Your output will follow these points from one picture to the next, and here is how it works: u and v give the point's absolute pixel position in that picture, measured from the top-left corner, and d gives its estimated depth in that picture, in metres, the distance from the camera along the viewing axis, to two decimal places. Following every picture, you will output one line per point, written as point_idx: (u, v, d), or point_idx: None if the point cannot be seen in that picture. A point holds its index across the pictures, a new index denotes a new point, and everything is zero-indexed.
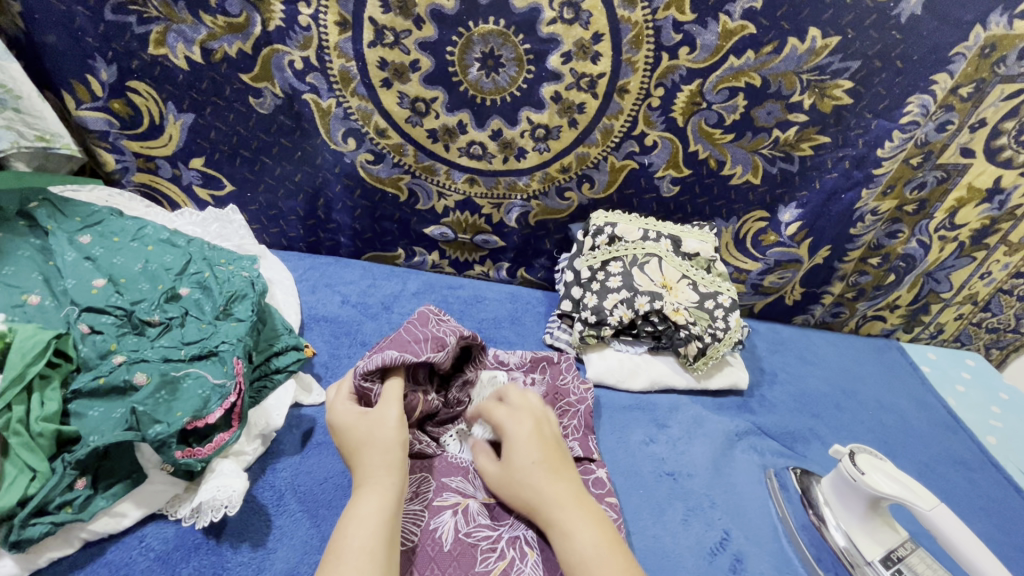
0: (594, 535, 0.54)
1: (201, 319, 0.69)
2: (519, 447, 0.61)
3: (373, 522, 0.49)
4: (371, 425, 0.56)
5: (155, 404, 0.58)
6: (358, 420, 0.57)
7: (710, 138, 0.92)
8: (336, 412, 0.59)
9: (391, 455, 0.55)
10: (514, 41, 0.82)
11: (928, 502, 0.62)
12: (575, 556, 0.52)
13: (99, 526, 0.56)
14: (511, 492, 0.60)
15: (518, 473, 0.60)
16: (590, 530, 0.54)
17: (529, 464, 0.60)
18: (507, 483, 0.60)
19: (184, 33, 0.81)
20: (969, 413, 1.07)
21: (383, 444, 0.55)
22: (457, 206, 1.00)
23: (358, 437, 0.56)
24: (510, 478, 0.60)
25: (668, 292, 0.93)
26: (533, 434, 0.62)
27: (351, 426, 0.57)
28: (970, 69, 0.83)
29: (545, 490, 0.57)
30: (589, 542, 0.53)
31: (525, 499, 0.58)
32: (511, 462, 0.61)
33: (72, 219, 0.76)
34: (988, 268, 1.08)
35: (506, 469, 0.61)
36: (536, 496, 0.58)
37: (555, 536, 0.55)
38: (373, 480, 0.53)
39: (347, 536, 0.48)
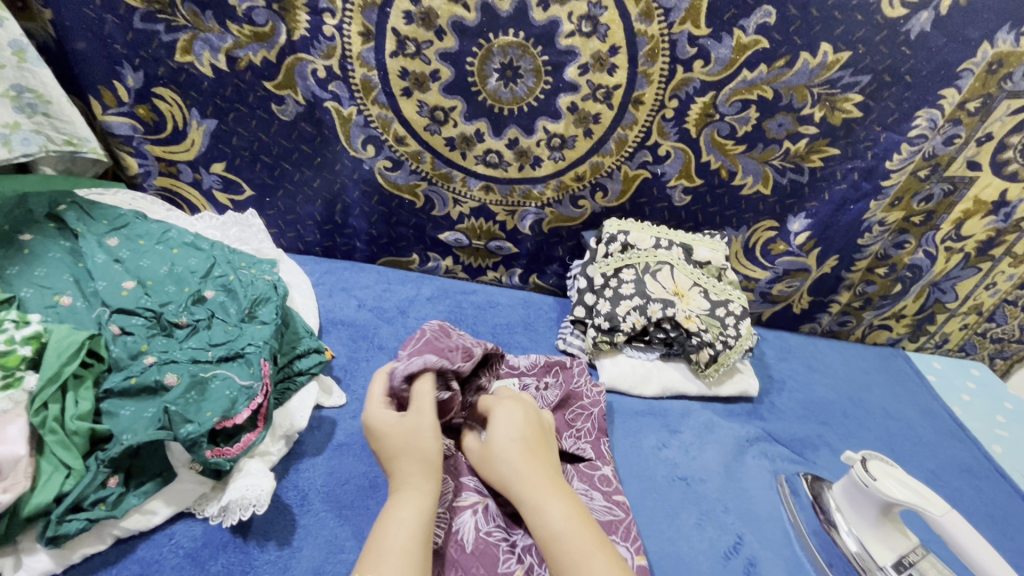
0: (564, 512, 0.55)
1: (227, 320, 0.71)
2: (503, 425, 0.63)
3: (413, 525, 0.51)
4: (406, 428, 0.58)
5: (186, 405, 0.59)
6: (395, 423, 0.58)
7: (722, 149, 0.93)
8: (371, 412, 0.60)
9: (424, 456, 0.56)
10: (533, 52, 0.84)
11: (939, 508, 0.64)
12: (545, 531, 0.54)
13: (131, 524, 0.57)
14: (490, 469, 0.62)
15: (497, 449, 0.61)
16: (563, 506, 0.55)
17: (510, 442, 0.62)
18: (486, 460, 0.62)
19: (210, 41, 0.83)
20: (975, 422, 1.08)
21: (419, 449, 0.57)
22: (472, 213, 1.02)
23: (397, 440, 0.57)
24: (489, 455, 0.62)
25: (680, 299, 0.95)
26: (518, 417, 0.65)
27: (390, 429, 0.58)
28: (978, 84, 0.85)
29: (524, 468, 0.59)
30: (560, 518, 0.54)
31: (501, 474, 0.60)
32: (492, 438, 0.63)
33: (100, 222, 0.77)
34: (993, 279, 1.10)
35: (487, 446, 0.63)
36: (512, 473, 0.59)
37: (527, 510, 0.56)
38: (411, 483, 0.55)
39: (387, 535, 0.50)
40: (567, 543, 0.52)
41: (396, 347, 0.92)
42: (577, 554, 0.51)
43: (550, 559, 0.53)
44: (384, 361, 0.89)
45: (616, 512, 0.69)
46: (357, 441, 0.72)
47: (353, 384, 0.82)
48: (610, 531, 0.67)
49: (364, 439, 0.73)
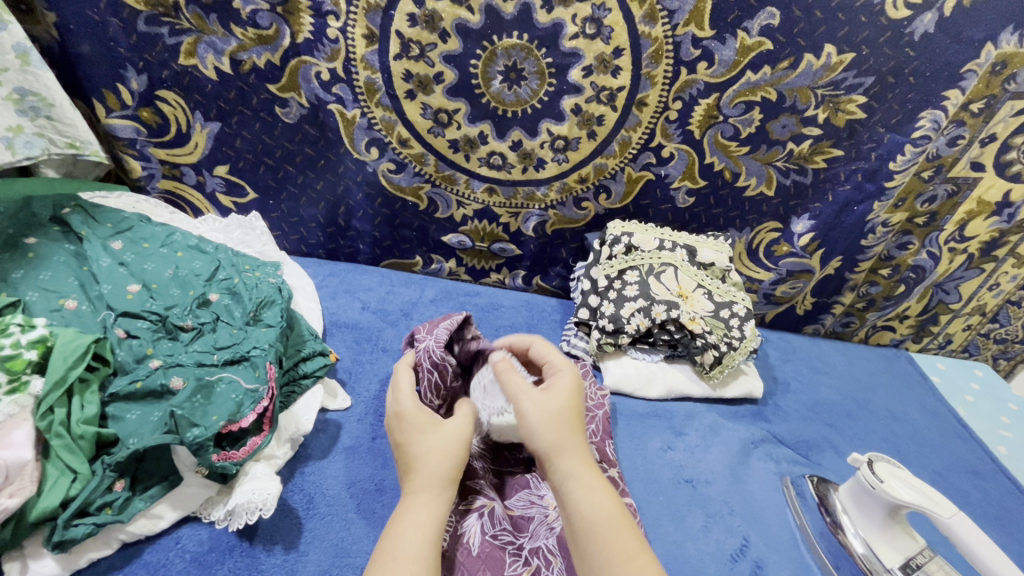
0: (611, 503, 0.51)
1: (232, 324, 0.70)
2: (558, 390, 0.58)
3: (427, 532, 0.50)
4: (431, 429, 0.57)
5: (192, 408, 0.59)
6: (426, 424, 0.58)
7: (726, 150, 0.93)
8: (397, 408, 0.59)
9: (443, 460, 0.55)
10: (537, 55, 0.84)
11: (947, 510, 0.63)
12: (593, 518, 0.50)
13: (137, 528, 0.57)
14: (533, 430, 0.55)
15: (551, 411, 0.56)
16: (610, 498, 0.52)
17: (564, 410, 0.56)
18: (531, 418, 0.55)
19: (214, 44, 0.83)
20: (980, 423, 1.08)
21: (442, 451, 0.56)
22: (475, 215, 1.02)
23: (420, 442, 0.56)
24: (538, 414, 0.55)
25: (684, 301, 0.95)
26: (575, 386, 0.59)
27: (417, 431, 0.57)
28: (981, 85, 0.85)
29: (573, 445, 0.54)
30: (609, 509, 0.50)
31: (547, 441, 0.54)
32: (547, 398, 0.57)
33: (104, 225, 0.77)
34: (997, 280, 1.10)
35: (538, 402, 0.56)
36: (561, 445, 0.54)
37: (572, 488, 0.52)
38: (426, 487, 0.53)
39: (401, 540, 0.49)
40: (614, 535, 0.49)
41: (401, 350, 0.92)
42: (627, 550, 0.48)
43: (591, 548, 0.48)
44: (388, 364, 0.89)
45: None
46: (362, 444, 0.72)
47: (357, 386, 0.82)
48: None
49: (369, 442, 0.72)
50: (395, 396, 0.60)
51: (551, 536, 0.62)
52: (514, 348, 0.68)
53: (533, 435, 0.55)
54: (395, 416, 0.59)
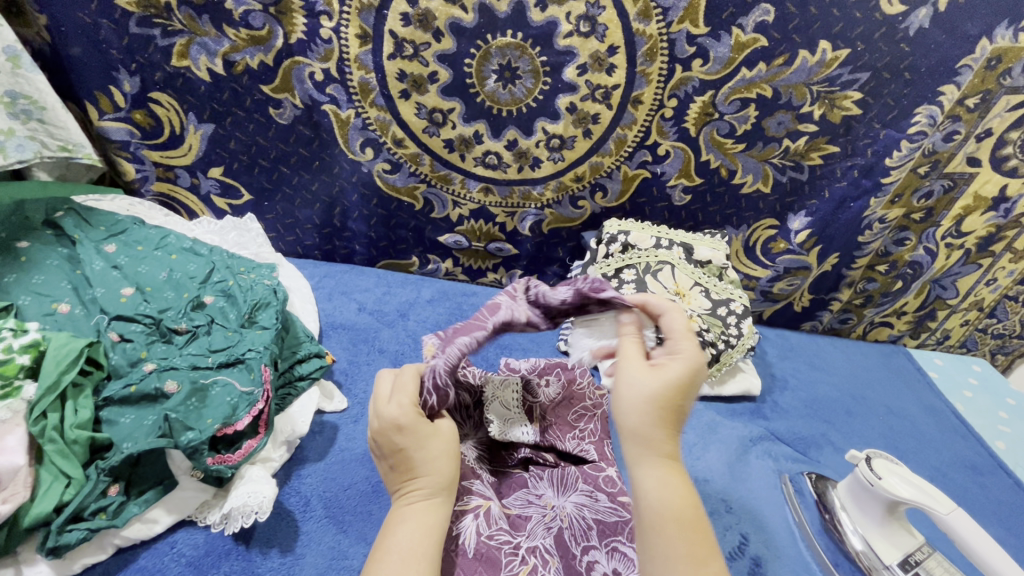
0: (683, 502, 0.48)
1: (227, 326, 0.70)
2: (662, 371, 0.52)
3: (426, 539, 0.50)
4: (435, 433, 0.56)
5: (186, 412, 0.59)
6: (431, 428, 0.56)
7: (722, 148, 0.93)
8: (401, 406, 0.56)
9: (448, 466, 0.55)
10: (531, 53, 0.84)
11: (946, 506, 0.63)
12: (655, 510, 0.48)
13: (132, 533, 0.57)
14: (621, 405, 0.52)
15: (645, 393, 0.51)
16: (683, 495, 0.49)
17: (658, 396, 0.51)
18: (620, 394, 0.53)
19: (207, 45, 0.83)
20: (978, 418, 1.08)
21: (450, 456, 0.55)
22: (471, 215, 1.02)
23: (425, 447, 0.55)
24: (629, 391, 0.52)
25: (682, 299, 0.94)
26: (688, 371, 0.52)
27: (424, 435, 0.55)
28: (977, 81, 0.85)
29: (658, 433, 0.51)
30: (677, 506, 0.48)
31: (631, 423, 0.51)
32: (644, 377, 0.52)
33: (97, 228, 0.77)
34: (994, 275, 1.10)
35: (632, 379, 0.53)
36: (646, 429, 0.51)
37: (644, 474, 0.50)
38: (434, 492, 0.53)
39: (413, 542, 0.49)
40: (681, 537, 0.46)
41: (397, 351, 0.92)
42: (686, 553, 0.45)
43: (653, 542, 0.47)
44: (385, 365, 0.89)
45: (622, 513, 0.66)
46: (359, 445, 0.72)
47: (354, 387, 0.82)
48: (616, 532, 0.64)
49: (366, 443, 0.72)
50: (397, 396, 0.56)
51: (548, 536, 0.63)
52: (646, 312, 0.59)
53: (619, 411, 0.53)
54: (388, 416, 0.55)
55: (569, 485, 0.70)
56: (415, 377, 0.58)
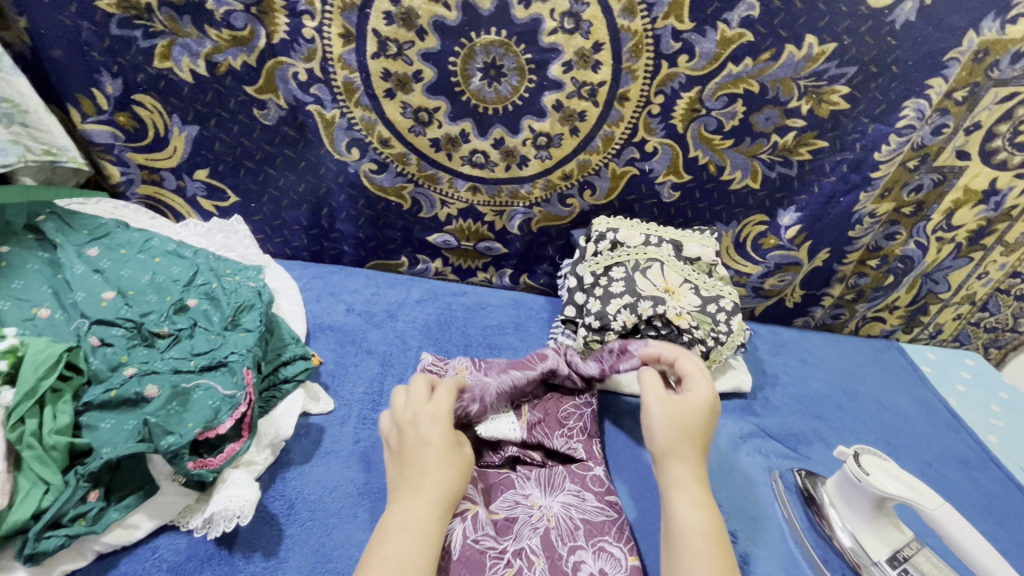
0: (707, 517, 0.60)
1: (210, 329, 0.69)
2: (688, 405, 0.68)
3: (416, 541, 0.52)
4: (454, 448, 0.60)
5: (167, 416, 0.58)
6: (452, 442, 0.60)
7: (710, 144, 0.93)
8: (429, 413, 0.62)
9: (455, 481, 0.58)
10: (515, 51, 0.83)
11: (933, 502, 0.63)
12: (686, 523, 0.59)
13: (112, 538, 0.56)
14: (654, 429, 0.67)
15: (673, 421, 0.67)
16: (708, 515, 0.60)
17: (687, 423, 0.67)
18: (653, 421, 0.67)
19: (189, 46, 0.82)
20: (971, 413, 1.07)
21: (459, 474, 0.59)
22: (460, 214, 1.01)
23: (440, 456, 0.58)
24: (662, 419, 0.67)
25: (671, 296, 0.94)
26: (707, 407, 0.69)
27: (444, 445, 0.59)
28: (964, 73, 0.85)
29: (685, 454, 0.65)
30: (705, 523, 0.59)
31: (665, 445, 0.66)
32: (675, 408, 0.68)
33: (80, 231, 0.76)
34: (986, 268, 1.10)
35: (664, 409, 0.68)
36: (676, 452, 0.65)
37: (675, 491, 0.62)
38: (438, 501, 0.56)
39: (404, 542, 0.52)
40: (703, 543, 0.57)
41: (385, 351, 0.91)
42: (713, 559, 0.56)
43: (680, 548, 0.58)
44: (373, 366, 0.88)
45: (609, 513, 0.67)
46: (344, 448, 0.72)
47: (341, 389, 0.82)
48: (603, 531, 0.65)
49: (351, 446, 0.72)
50: (432, 404, 0.63)
51: (535, 537, 0.63)
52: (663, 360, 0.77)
53: (652, 434, 0.67)
54: (415, 420, 0.61)
55: (556, 484, 0.70)
56: (451, 395, 0.65)
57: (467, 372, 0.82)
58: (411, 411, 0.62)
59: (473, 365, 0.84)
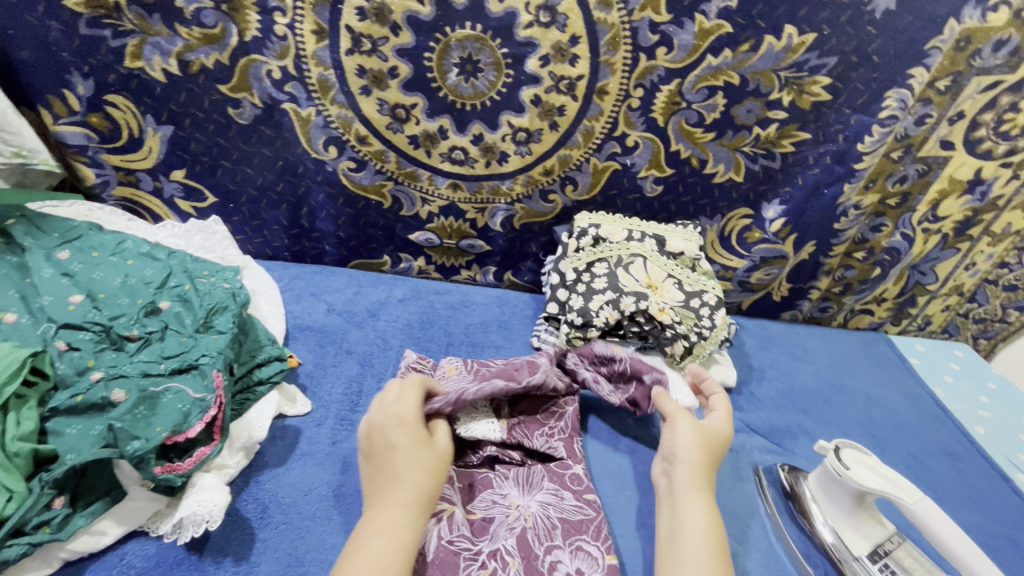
0: (716, 526, 0.63)
1: (181, 332, 0.69)
2: (712, 430, 0.74)
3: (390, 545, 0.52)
4: (424, 447, 0.60)
5: (133, 420, 0.58)
6: (422, 441, 0.60)
7: (691, 137, 0.92)
8: (395, 417, 0.61)
9: (430, 480, 0.58)
10: (491, 45, 0.82)
11: (912, 496, 0.63)
12: (700, 529, 0.62)
13: (78, 546, 0.56)
14: (684, 442, 0.70)
15: (702, 439, 0.71)
16: (715, 520, 0.64)
17: (711, 444, 0.72)
18: (684, 435, 0.71)
19: (160, 45, 0.81)
20: (960, 404, 1.06)
21: (433, 471, 0.59)
22: (441, 212, 1.00)
23: (412, 458, 0.58)
24: (694, 434, 0.71)
25: (653, 292, 0.93)
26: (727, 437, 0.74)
27: (414, 446, 0.59)
28: (946, 62, 0.84)
29: (705, 468, 0.69)
30: (712, 527, 0.62)
31: (689, 456, 0.69)
32: (706, 430, 0.73)
33: (51, 234, 0.76)
34: (973, 259, 1.09)
35: (696, 427, 0.72)
36: (698, 464, 0.68)
37: (693, 499, 0.65)
38: (411, 502, 0.55)
39: (378, 546, 0.52)
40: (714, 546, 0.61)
41: (365, 352, 0.90)
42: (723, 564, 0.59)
43: (688, 550, 0.60)
44: (352, 367, 0.87)
45: (587, 511, 0.67)
46: (321, 449, 0.71)
47: (319, 390, 0.81)
48: (580, 530, 0.64)
49: (328, 448, 0.72)
50: (398, 407, 0.62)
51: (511, 537, 0.62)
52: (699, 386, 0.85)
53: (685, 446, 0.70)
54: (382, 424, 0.60)
55: (535, 483, 0.69)
56: (417, 394, 0.65)
57: (455, 373, 0.81)
58: (378, 414, 0.62)
59: (463, 367, 0.82)
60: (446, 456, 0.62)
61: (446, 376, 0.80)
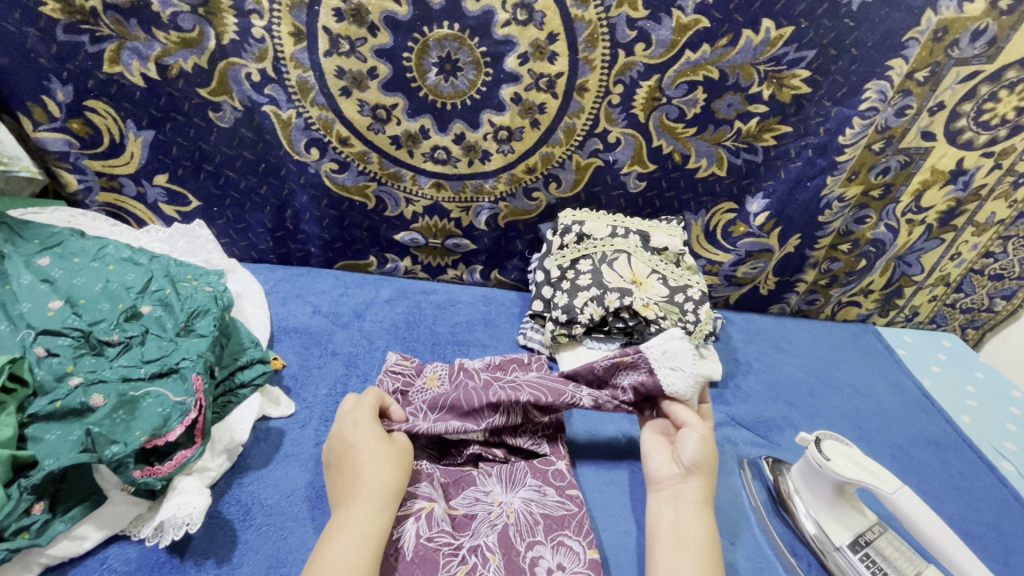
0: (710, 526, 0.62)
1: (162, 336, 0.70)
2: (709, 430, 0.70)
3: (357, 538, 0.53)
4: (383, 443, 0.63)
5: (112, 425, 0.59)
6: (380, 438, 0.64)
7: (673, 133, 0.92)
8: (352, 420, 0.66)
9: (392, 472, 0.60)
10: (470, 44, 0.82)
11: (890, 485, 0.63)
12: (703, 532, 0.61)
13: (59, 551, 0.57)
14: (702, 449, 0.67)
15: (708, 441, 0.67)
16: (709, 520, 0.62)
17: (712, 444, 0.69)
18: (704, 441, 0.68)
19: (138, 50, 0.81)
20: (946, 394, 1.06)
21: (394, 463, 0.61)
22: (425, 211, 1.00)
23: (372, 453, 0.62)
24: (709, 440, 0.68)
25: (638, 287, 0.93)
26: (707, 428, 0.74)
27: (372, 442, 0.63)
28: (924, 53, 0.84)
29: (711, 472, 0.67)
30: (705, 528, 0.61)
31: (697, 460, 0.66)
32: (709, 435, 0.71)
33: (31, 241, 0.77)
34: (958, 249, 1.09)
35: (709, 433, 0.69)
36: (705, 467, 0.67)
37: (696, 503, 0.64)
38: (375, 495, 0.57)
39: (347, 540, 0.53)
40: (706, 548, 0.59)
41: (350, 353, 0.90)
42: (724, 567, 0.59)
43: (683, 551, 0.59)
44: (337, 368, 0.88)
45: (569, 506, 0.67)
46: (305, 450, 0.74)
47: (304, 392, 0.82)
48: (562, 525, 0.65)
49: (312, 448, 0.74)
50: (355, 412, 0.66)
51: (492, 533, 0.62)
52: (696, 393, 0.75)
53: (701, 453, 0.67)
54: (341, 430, 0.65)
55: (518, 480, 0.70)
56: (375, 401, 0.69)
57: (437, 384, 0.82)
58: (340, 422, 0.66)
59: (446, 375, 0.83)
60: (407, 449, 0.65)
61: (427, 389, 0.81)
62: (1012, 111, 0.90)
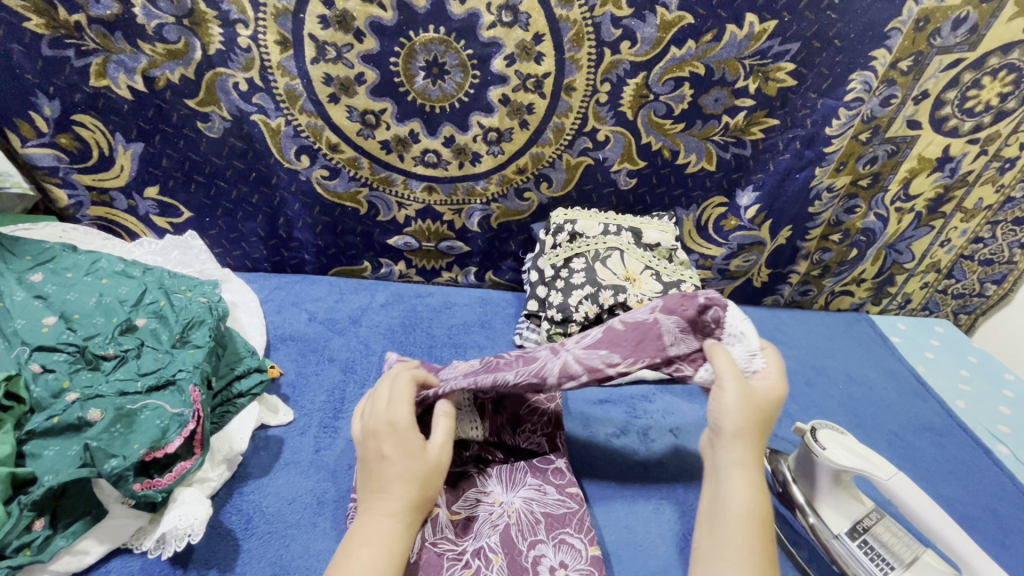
0: (761, 507, 0.56)
1: (158, 348, 0.71)
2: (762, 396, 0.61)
3: (379, 553, 0.53)
4: (417, 456, 0.58)
5: (110, 439, 0.59)
6: (414, 450, 0.58)
7: (661, 129, 0.92)
8: (388, 424, 0.59)
9: (418, 489, 0.57)
10: (456, 47, 0.82)
11: (886, 472, 0.64)
12: (748, 508, 0.55)
13: (61, 566, 0.58)
14: (726, 410, 0.59)
15: (750, 402, 0.59)
16: (761, 499, 0.56)
17: (750, 404, 0.59)
18: (729, 404, 0.59)
19: (124, 63, 0.81)
20: (939, 379, 1.07)
21: (422, 480, 0.57)
22: (417, 215, 1.01)
23: (401, 468, 0.57)
24: (739, 400, 0.59)
25: (632, 284, 0.93)
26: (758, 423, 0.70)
27: (404, 456, 0.57)
28: (907, 43, 0.84)
29: (753, 441, 0.59)
30: (750, 507, 0.55)
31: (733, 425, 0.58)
32: (751, 392, 0.60)
33: (23, 257, 0.77)
34: (947, 236, 1.10)
35: (742, 391, 0.59)
36: (748, 440, 0.58)
37: (737, 478, 0.57)
38: (400, 512, 0.55)
39: (369, 556, 0.53)
40: (743, 534, 0.53)
41: (348, 359, 0.91)
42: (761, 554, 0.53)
43: (721, 530, 0.54)
44: (334, 374, 0.88)
45: (569, 505, 0.67)
46: (304, 457, 0.74)
47: (301, 399, 0.83)
48: (563, 523, 0.65)
49: (311, 455, 0.75)
50: (391, 411, 0.60)
51: (494, 534, 0.63)
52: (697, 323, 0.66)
53: (723, 415, 0.59)
54: (375, 427, 0.59)
55: (518, 480, 0.70)
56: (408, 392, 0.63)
57: None
58: (375, 418, 0.61)
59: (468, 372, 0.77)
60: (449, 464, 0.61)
61: None
62: (995, 97, 0.91)
